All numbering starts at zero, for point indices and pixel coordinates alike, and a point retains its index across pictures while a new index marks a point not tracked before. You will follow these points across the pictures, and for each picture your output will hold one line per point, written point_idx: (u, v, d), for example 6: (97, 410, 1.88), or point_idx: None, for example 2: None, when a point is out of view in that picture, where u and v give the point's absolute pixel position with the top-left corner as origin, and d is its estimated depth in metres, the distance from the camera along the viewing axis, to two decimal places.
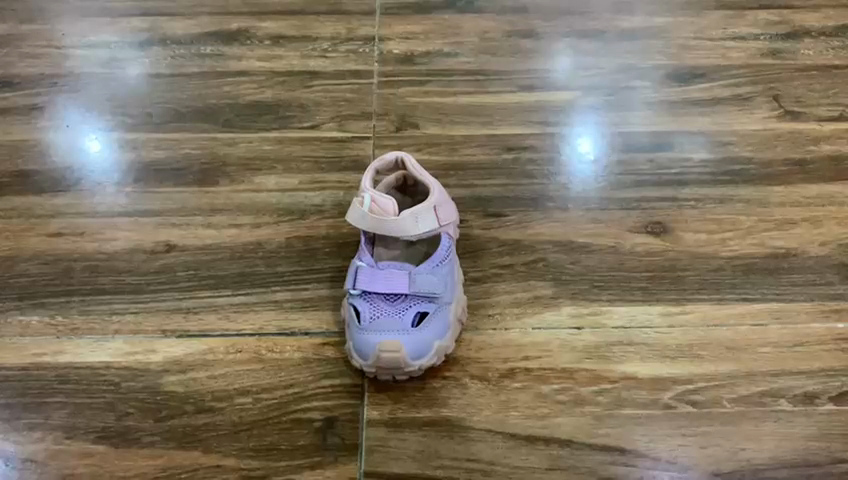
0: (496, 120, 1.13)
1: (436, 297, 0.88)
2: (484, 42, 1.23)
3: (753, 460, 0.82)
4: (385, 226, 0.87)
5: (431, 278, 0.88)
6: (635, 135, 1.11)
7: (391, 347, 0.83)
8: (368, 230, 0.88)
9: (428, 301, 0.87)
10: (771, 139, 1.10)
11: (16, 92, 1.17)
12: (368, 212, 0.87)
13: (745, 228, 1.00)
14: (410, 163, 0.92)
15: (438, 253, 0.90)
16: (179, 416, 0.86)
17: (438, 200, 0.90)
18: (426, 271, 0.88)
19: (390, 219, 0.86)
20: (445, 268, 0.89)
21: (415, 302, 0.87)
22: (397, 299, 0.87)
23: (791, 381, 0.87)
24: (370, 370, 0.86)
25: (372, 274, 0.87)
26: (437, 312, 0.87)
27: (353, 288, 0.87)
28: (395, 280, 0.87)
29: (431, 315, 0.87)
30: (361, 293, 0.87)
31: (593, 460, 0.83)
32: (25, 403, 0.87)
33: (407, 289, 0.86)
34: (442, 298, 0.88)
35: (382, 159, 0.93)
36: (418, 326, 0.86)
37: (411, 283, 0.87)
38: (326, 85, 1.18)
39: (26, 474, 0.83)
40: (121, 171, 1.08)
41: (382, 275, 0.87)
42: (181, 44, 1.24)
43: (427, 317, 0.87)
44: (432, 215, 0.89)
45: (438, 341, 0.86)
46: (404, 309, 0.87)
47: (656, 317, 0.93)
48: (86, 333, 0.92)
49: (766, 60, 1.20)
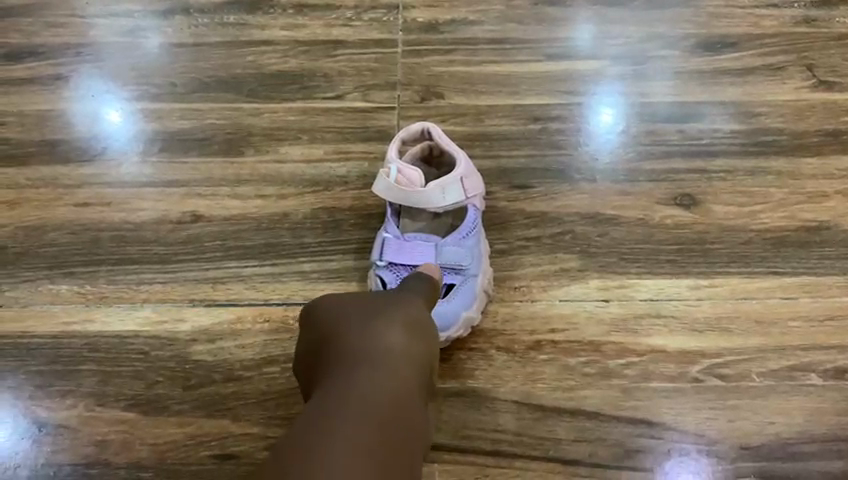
0: (523, 90, 1.11)
1: (462, 268, 0.88)
2: (510, 10, 1.19)
3: (782, 434, 0.83)
4: (413, 198, 0.86)
5: (457, 250, 0.89)
6: (663, 104, 1.08)
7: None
8: (396, 201, 0.87)
9: (454, 272, 0.88)
10: (804, 109, 1.07)
11: (40, 61, 1.15)
12: (395, 184, 0.87)
13: (775, 200, 0.99)
14: (436, 133, 0.92)
15: (464, 225, 0.90)
16: (208, 385, 0.88)
17: (464, 171, 0.89)
18: (452, 243, 0.89)
19: (417, 192, 0.86)
20: (472, 240, 0.90)
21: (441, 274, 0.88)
22: None
23: (821, 356, 0.87)
24: None
25: (397, 246, 0.88)
26: (462, 283, 0.88)
27: (379, 259, 0.88)
28: (422, 252, 0.88)
29: (457, 287, 0.88)
30: (387, 264, 0.88)
31: (620, 431, 0.84)
32: (57, 370, 0.89)
33: (433, 261, 0.88)
34: (468, 270, 0.89)
35: (408, 128, 0.92)
36: (445, 297, 0.87)
37: (438, 255, 0.88)
38: (351, 55, 1.15)
39: (59, 439, 0.85)
40: (146, 141, 1.07)
41: (408, 247, 0.88)
42: (204, 13, 1.20)
43: (453, 288, 0.88)
44: (458, 186, 0.89)
45: (465, 312, 0.86)
46: None
47: (685, 291, 0.92)
48: (115, 302, 0.94)
49: (801, 28, 1.16)
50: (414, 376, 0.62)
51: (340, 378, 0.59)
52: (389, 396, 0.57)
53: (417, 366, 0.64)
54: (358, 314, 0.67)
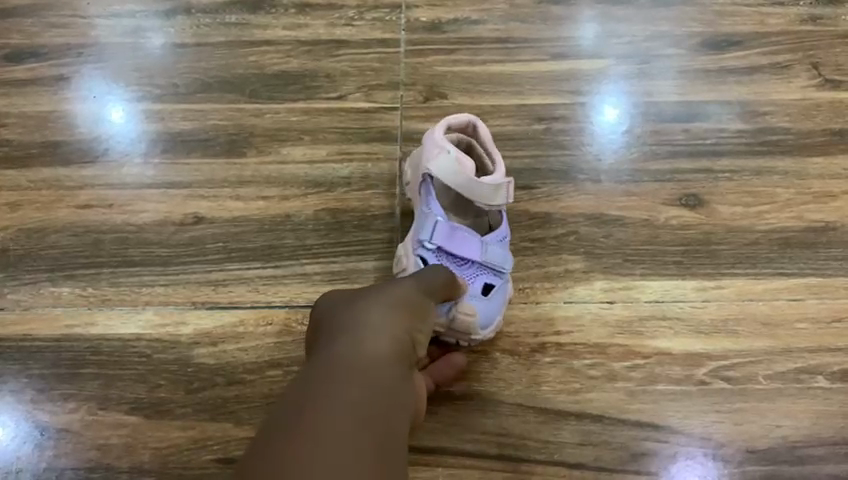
0: (527, 89, 1.10)
1: (503, 271, 0.88)
2: (514, 9, 1.18)
3: (789, 437, 0.82)
4: (463, 182, 0.85)
5: (500, 252, 0.87)
6: (668, 104, 1.08)
7: (467, 313, 0.82)
8: (443, 180, 0.85)
9: (495, 273, 0.87)
10: (810, 108, 1.06)
11: (42, 62, 1.14)
12: (455, 166, 0.85)
13: (782, 200, 0.98)
14: (484, 132, 0.91)
15: (506, 228, 0.89)
16: (211, 388, 0.88)
17: (507, 175, 0.88)
18: (496, 243, 0.88)
19: (468, 175, 0.84)
20: (509, 244, 0.89)
21: (483, 272, 0.87)
22: (466, 265, 0.86)
23: (828, 358, 0.87)
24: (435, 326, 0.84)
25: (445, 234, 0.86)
26: (500, 287, 0.87)
27: (427, 240, 0.86)
28: (470, 246, 0.86)
29: (496, 288, 0.87)
30: (432, 248, 0.86)
31: (625, 435, 0.83)
32: (59, 374, 0.89)
33: (479, 257, 0.86)
34: (507, 274, 0.88)
35: (457, 117, 0.91)
36: (484, 297, 0.86)
37: (483, 253, 0.86)
38: (354, 54, 1.14)
39: (61, 443, 0.85)
40: (148, 143, 1.06)
41: (456, 238, 0.86)
42: (206, 13, 1.19)
43: (493, 289, 0.87)
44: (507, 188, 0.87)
45: (499, 316, 0.87)
46: (472, 276, 0.86)
47: (690, 292, 0.91)
48: (117, 305, 0.93)
49: (807, 26, 1.15)
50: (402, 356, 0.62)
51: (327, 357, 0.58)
52: (367, 383, 0.56)
53: (404, 352, 0.62)
54: (351, 299, 0.67)
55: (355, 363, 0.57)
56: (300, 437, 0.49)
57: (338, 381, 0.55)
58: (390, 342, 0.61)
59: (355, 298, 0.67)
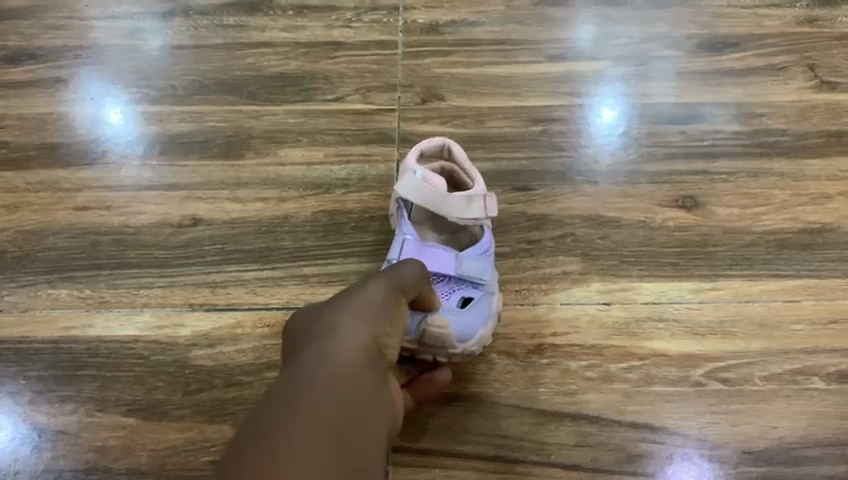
0: (524, 91, 1.10)
1: (482, 283, 0.86)
2: (511, 11, 1.18)
3: (785, 438, 0.83)
4: (428, 205, 0.85)
5: (478, 264, 0.86)
6: (665, 105, 1.08)
7: (438, 323, 0.79)
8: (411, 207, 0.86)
9: (473, 286, 0.86)
10: (807, 110, 1.07)
11: (40, 64, 1.14)
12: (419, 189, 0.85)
13: (778, 202, 0.98)
14: (458, 153, 0.90)
15: (483, 240, 0.88)
16: (208, 390, 0.88)
17: (482, 189, 0.88)
18: (473, 256, 0.86)
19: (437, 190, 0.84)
20: (491, 258, 0.88)
21: (460, 285, 0.85)
22: (443, 280, 0.85)
23: (824, 359, 0.87)
24: (411, 346, 0.81)
25: (418, 252, 0.85)
26: (481, 298, 0.85)
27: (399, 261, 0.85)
28: (443, 260, 0.85)
29: (476, 301, 0.85)
30: None
31: (622, 436, 0.83)
32: (57, 375, 0.89)
33: (453, 270, 0.85)
34: (487, 285, 0.86)
35: (431, 139, 0.91)
36: (464, 310, 0.84)
37: (458, 266, 0.85)
38: (351, 56, 1.15)
39: (59, 445, 0.85)
40: (146, 145, 1.07)
41: (428, 254, 0.85)
42: (204, 15, 1.20)
43: (472, 302, 0.85)
44: (478, 206, 0.86)
45: (482, 328, 0.84)
46: (450, 291, 0.85)
47: (687, 294, 0.92)
48: (115, 306, 0.93)
49: (804, 28, 1.15)
50: (374, 367, 0.59)
51: (298, 367, 0.56)
52: (339, 397, 0.54)
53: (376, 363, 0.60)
54: (325, 304, 0.64)
55: (327, 377, 0.55)
56: (271, 454, 0.47)
57: (303, 397, 0.52)
58: (362, 353, 0.59)
59: (328, 303, 0.64)
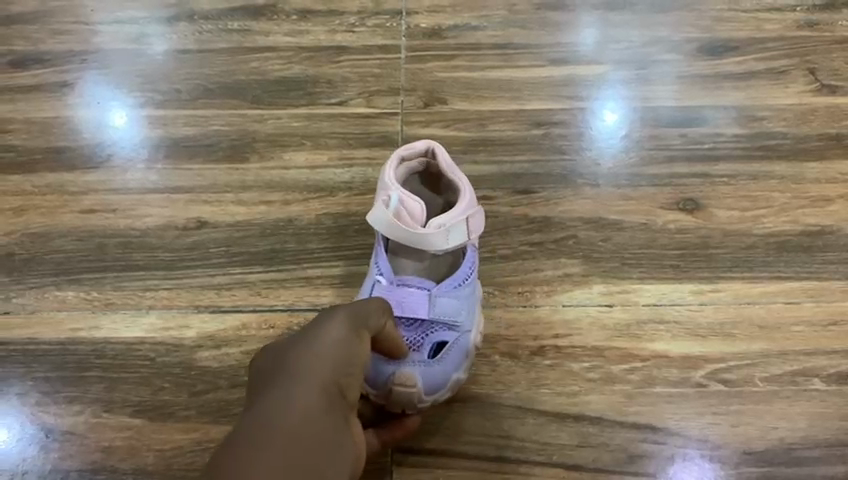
0: (526, 94, 1.11)
1: (456, 325, 0.83)
2: (513, 15, 1.19)
3: (785, 439, 0.83)
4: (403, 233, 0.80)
5: (452, 303, 0.82)
6: (666, 108, 1.09)
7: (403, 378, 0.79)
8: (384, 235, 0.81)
9: (447, 328, 0.82)
10: (807, 113, 1.07)
11: (47, 68, 1.15)
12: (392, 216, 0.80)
13: (778, 205, 0.99)
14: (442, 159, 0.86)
15: (459, 273, 0.83)
16: (214, 391, 0.89)
17: (463, 210, 0.82)
18: (447, 294, 0.82)
19: (410, 229, 0.79)
20: (465, 290, 0.83)
21: (434, 329, 0.82)
22: (416, 323, 0.81)
23: (824, 361, 0.88)
24: (380, 399, 0.81)
25: (390, 294, 0.81)
26: (455, 342, 0.82)
27: None
28: (416, 304, 0.81)
29: (449, 346, 0.82)
30: None
31: (623, 437, 0.84)
32: (64, 377, 0.90)
33: (426, 314, 0.81)
34: (462, 326, 0.83)
35: (411, 145, 0.87)
36: (436, 358, 0.82)
37: (432, 308, 0.81)
38: (354, 60, 1.16)
39: (66, 446, 0.86)
40: (151, 148, 1.08)
41: (402, 297, 0.81)
42: (209, 19, 1.21)
43: (445, 347, 0.82)
44: (460, 227, 0.82)
45: (452, 374, 0.83)
46: (423, 336, 0.81)
47: (688, 296, 0.93)
48: (121, 308, 0.94)
49: (804, 31, 1.16)
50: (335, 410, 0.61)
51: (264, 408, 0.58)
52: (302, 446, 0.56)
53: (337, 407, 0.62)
54: (294, 339, 0.66)
55: (290, 424, 0.57)
56: None
57: (266, 442, 0.54)
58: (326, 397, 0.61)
59: (297, 337, 0.65)
